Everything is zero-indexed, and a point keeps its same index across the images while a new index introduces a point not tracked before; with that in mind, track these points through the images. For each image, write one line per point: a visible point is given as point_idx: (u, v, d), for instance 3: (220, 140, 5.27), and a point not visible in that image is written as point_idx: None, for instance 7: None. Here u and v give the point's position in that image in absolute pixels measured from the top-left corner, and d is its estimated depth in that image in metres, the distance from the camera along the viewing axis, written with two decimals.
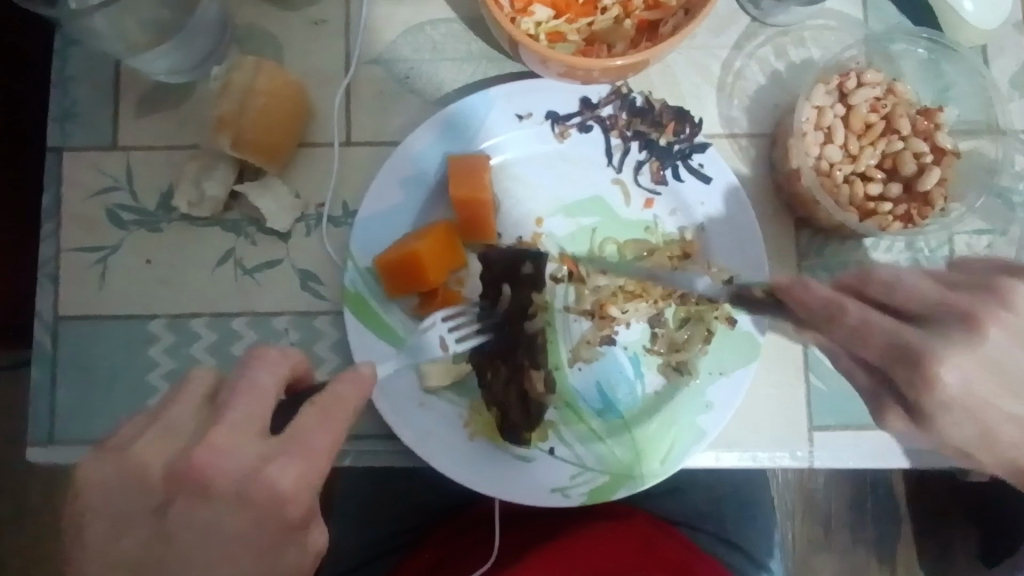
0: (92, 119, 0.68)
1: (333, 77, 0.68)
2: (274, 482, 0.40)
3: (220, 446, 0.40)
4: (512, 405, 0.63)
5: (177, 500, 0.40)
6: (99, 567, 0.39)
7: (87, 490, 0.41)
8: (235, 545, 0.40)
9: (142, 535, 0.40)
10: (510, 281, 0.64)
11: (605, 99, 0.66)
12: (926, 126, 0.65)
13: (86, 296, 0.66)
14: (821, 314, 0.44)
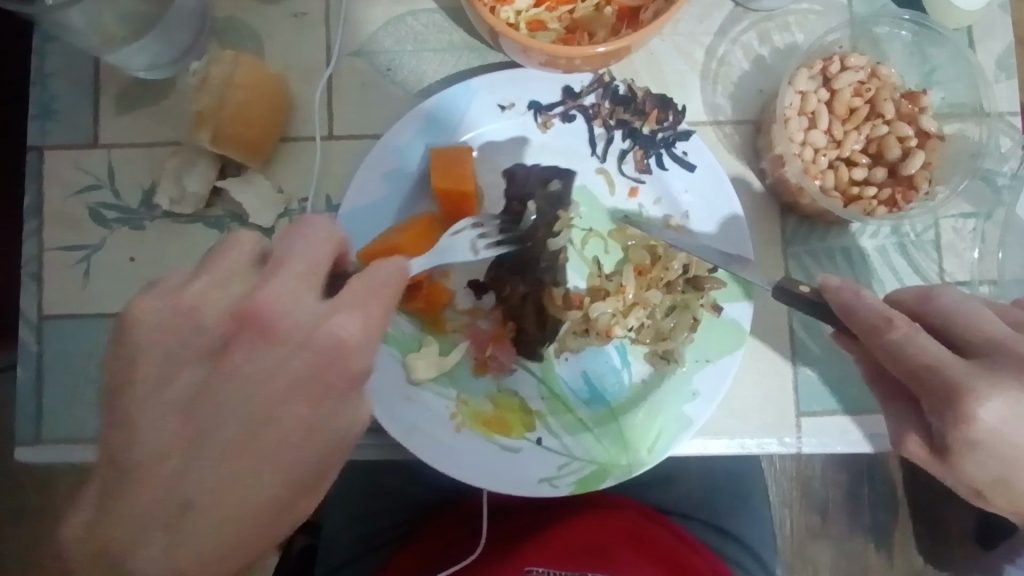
0: (72, 116, 0.68)
1: (315, 70, 0.68)
2: (338, 329, 0.39)
3: (282, 294, 0.38)
4: (531, 317, 0.65)
5: (235, 341, 0.38)
6: (149, 413, 0.37)
7: (124, 367, 0.38)
8: (293, 391, 0.38)
9: (194, 381, 0.38)
10: (532, 195, 0.65)
11: (588, 87, 0.66)
12: (911, 109, 0.64)
13: (70, 294, 0.66)
14: (869, 329, 0.46)
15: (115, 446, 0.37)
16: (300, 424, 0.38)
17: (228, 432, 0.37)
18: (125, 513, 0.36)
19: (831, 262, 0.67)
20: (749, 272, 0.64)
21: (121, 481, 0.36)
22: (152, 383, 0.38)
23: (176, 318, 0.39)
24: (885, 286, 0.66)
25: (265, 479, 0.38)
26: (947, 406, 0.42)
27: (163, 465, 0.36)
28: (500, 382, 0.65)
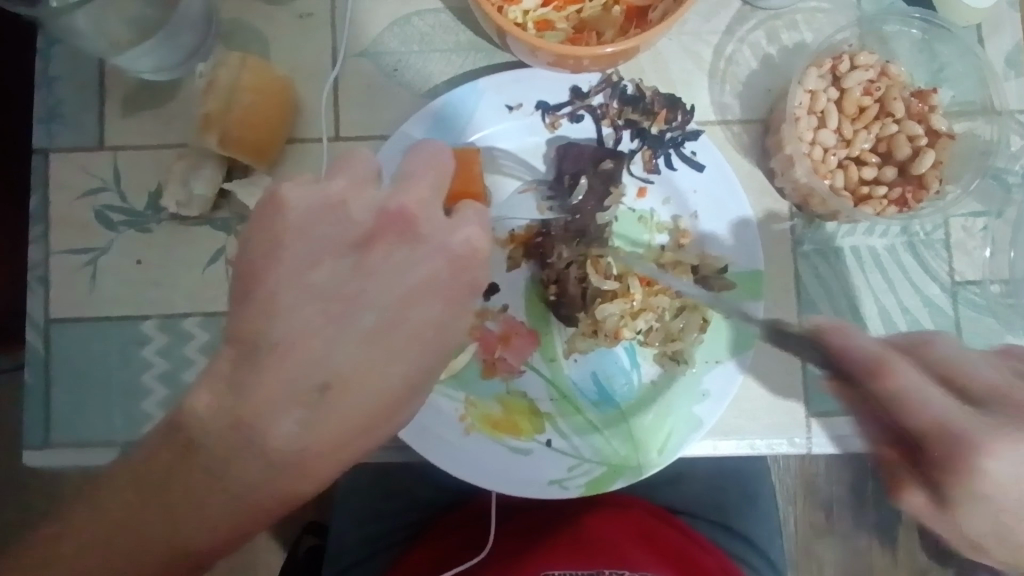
0: (78, 119, 0.67)
1: (320, 71, 0.67)
2: (466, 239, 0.47)
3: (419, 201, 0.47)
4: (572, 282, 0.65)
5: (379, 241, 0.46)
6: (299, 293, 0.44)
7: (273, 253, 0.45)
8: (429, 286, 0.46)
9: (340, 270, 0.45)
10: (584, 172, 0.65)
11: (596, 87, 0.65)
12: (921, 108, 0.64)
13: (77, 298, 0.66)
14: (862, 373, 0.43)
15: (262, 327, 0.43)
16: (429, 320, 0.46)
17: (373, 314, 0.45)
18: (270, 385, 0.43)
19: (841, 262, 0.67)
20: (757, 272, 0.64)
21: (268, 353, 0.43)
22: (298, 270, 0.45)
23: (318, 213, 0.46)
24: (895, 285, 0.66)
25: (396, 366, 0.45)
26: (955, 454, 0.39)
27: (311, 338, 0.44)
28: (508, 384, 0.65)
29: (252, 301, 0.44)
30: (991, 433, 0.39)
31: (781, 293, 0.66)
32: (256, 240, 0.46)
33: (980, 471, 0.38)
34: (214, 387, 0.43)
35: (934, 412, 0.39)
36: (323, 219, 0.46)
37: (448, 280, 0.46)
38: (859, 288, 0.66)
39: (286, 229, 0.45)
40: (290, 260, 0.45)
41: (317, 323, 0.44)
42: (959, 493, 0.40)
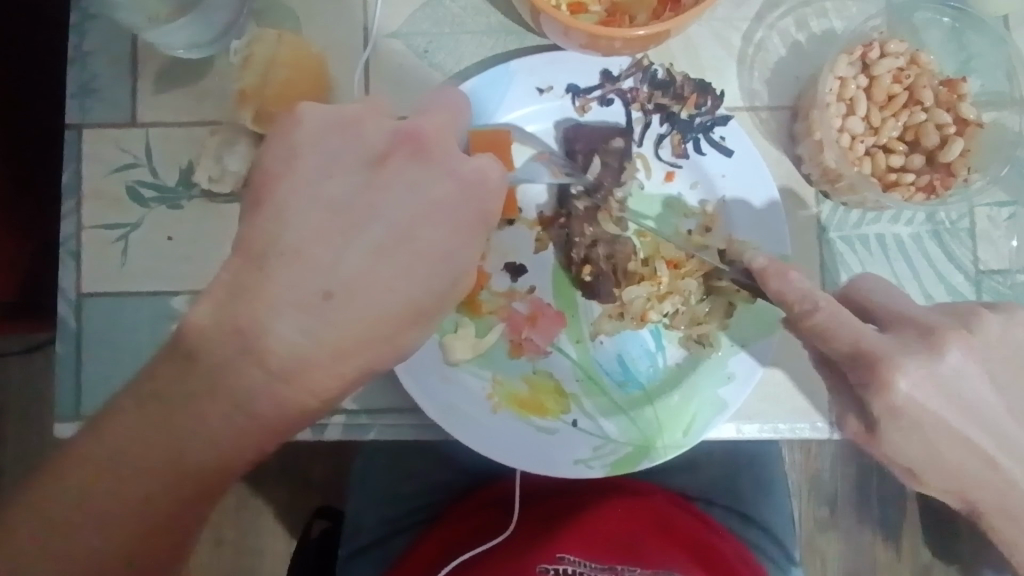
0: (111, 95, 0.68)
1: (352, 52, 0.68)
2: (482, 167, 0.49)
3: (438, 127, 0.49)
4: (601, 263, 0.66)
5: (392, 157, 0.48)
6: (309, 201, 0.47)
7: (283, 164, 0.47)
8: (436, 211, 0.48)
9: (350, 185, 0.47)
10: (596, 150, 0.65)
11: (626, 71, 0.66)
12: (949, 96, 0.64)
13: (108, 273, 0.66)
14: (799, 311, 0.51)
15: (269, 229, 0.46)
16: (436, 240, 0.48)
17: (380, 229, 0.47)
18: (273, 291, 0.45)
19: (866, 250, 0.67)
20: (785, 257, 0.64)
21: (272, 260, 0.45)
22: (307, 178, 0.47)
23: (332, 126, 0.48)
24: (920, 274, 0.67)
25: (396, 288, 0.47)
26: (869, 373, 0.48)
27: (317, 250, 0.46)
28: (534, 364, 0.65)
29: (264, 205, 0.47)
30: (901, 356, 0.48)
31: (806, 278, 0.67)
32: (270, 152, 0.48)
33: (890, 387, 0.48)
34: (219, 294, 0.45)
35: (851, 336, 0.49)
36: (337, 132, 0.48)
37: (457, 208, 0.48)
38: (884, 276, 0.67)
39: (301, 139, 0.48)
40: (305, 168, 0.47)
41: (322, 234, 0.46)
42: (877, 408, 0.49)
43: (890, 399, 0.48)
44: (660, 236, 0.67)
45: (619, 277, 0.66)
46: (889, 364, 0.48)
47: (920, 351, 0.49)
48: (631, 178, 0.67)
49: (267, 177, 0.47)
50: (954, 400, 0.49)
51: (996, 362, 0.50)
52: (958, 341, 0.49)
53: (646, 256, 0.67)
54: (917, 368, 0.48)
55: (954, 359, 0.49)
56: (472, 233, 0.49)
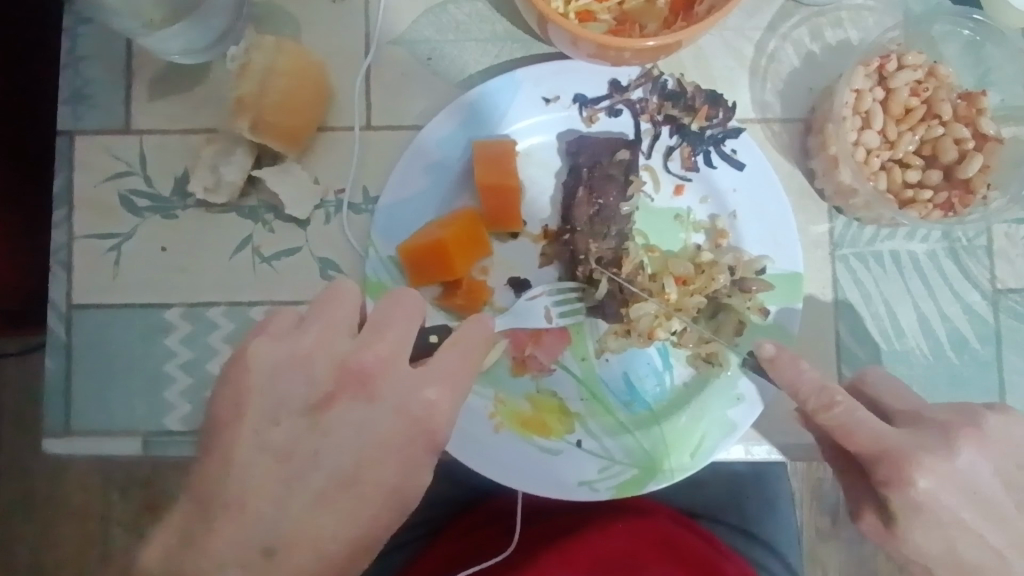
0: (104, 101, 0.66)
1: (352, 59, 0.66)
2: (429, 401, 0.45)
3: (380, 358, 0.45)
4: (604, 283, 0.63)
5: (339, 398, 0.44)
6: (250, 449, 0.42)
7: (221, 412, 0.43)
8: (379, 451, 0.43)
9: (294, 435, 0.43)
10: (602, 162, 0.63)
11: (635, 81, 0.64)
12: (968, 111, 0.62)
13: (100, 285, 0.64)
14: (815, 404, 0.53)
15: (211, 482, 0.41)
16: (385, 485, 0.43)
17: (324, 478, 0.42)
18: (217, 552, 0.39)
19: (880, 268, 0.65)
20: (797, 274, 0.63)
21: (218, 515, 0.40)
22: (252, 425, 0.43)
23: (285, 368, 0.44)
24: (935, 292, 0.65)
25: (331, 535, 0.42)
26: (890, 469, 0.49)
27: (267, 475, 0.41)
28: (538, 382, 0.63)
29: (216, 449, 0.42)
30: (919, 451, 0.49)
31: (817, 295, 0.65)
32: (224, 397, 0.44)
33: (910, 483, 0.48)
34: (172, 534, 0.41)
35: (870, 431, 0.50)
36: (279, 377, 0.44)
37: (401, 444, 0.44)
38: (899, 294, 0.65)
39: (244, 384, 0.44)
40: (253, 416, 0.43)
41: (269, 485, 0.41)
42: (897, 504, 0.49)
43: (910, 496, 0.48)
44: (669, 252, 0.65)
45: (626, 293, 0.64)
46: (910, 459, 0.49)
47: (939, 448, 0.49)
48: (640, 193, 0.65)
49: (222, 419, 0.43)
50: (973, 498, 0.49)
51: (1008, 466, 0.51)
52: (972, 440, 0.50)
53: (655, 270, 0.65)
54: (938, 467, 0.49)
55: (969, 459, 0.49)
56: (397, 450, 0.44)
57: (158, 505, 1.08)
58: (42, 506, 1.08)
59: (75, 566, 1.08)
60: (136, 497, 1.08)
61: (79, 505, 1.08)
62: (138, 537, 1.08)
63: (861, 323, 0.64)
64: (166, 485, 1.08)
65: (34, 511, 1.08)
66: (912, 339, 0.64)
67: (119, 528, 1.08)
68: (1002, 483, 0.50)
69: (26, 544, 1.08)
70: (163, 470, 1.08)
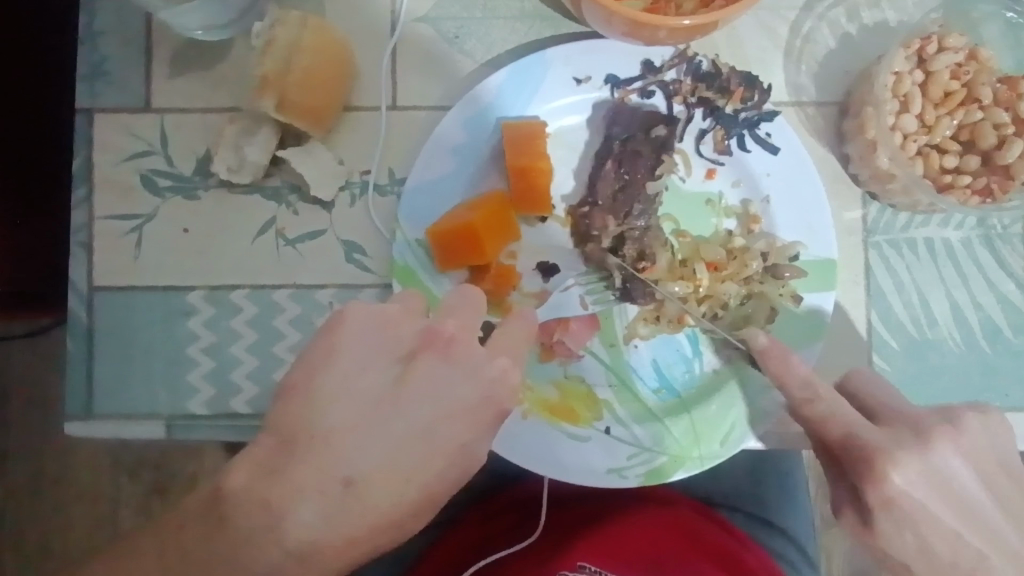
0: (123, 78, 0.64)
1: (377, 37, 0.64)
2: (503, 371, 0.43)
3: (459, 327, 0.43)
4: (628, 261, 0.63)
5: (422, 355, 0.42)
6: (338, 392, 0.41)
7: (312, 355, 0.42)
8: (456, 410, 0.42)
9: (378, 387, 0.42)
10: (636, 138, 0.62)
11: (669, 62, 0.63)
12: (1009, 95, 0.61)
13: (121, 266, 0.63)
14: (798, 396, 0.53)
15: (298, 416, 0.40)
16: (455, 443, 0.42)
17: (405, 429, 0.41)
18: (300, 480, 0.39)
19: (914, 255, 0.64)
20: (831, 261, 0.62)
21: (305, 448, 0.40)
22: (341, 370, 0.42)
23: (370, 325, 0.43)
24: (969, 280, 0.64)
25: (403, 483, 0.41)
26: (863, 466, 0.48)
27: (351, 417, 0.41)
28: (566, 369, 0.63)
29: (303, 388, 0.41)
30: (894, 446, 0.48)
31: (849, 283, 0.64)
32: (315, 343, 0.43)
33: (884, 480, 0.47)
34: (255, 462, 0.40)
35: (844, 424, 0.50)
36: (370, 329, 0.43)
37: (475, 406, 0.42)
38: (932, 281, 0.64)
39: (339, 332, 0.43)
40: (344, 361, 0.42)
41: (354, 428, 0.40)
42: (872, 502, 0.47)
43: (884, 491, 0.47)
44: (701, 238, 0.64)
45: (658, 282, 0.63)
46: (883, 452, 0.48)
47: (913, 445, 0.48)
48: (670, 177, 0.63)
49: (310, 361, 0.42)
50: (952, 499, 0.47)
51: (991, 466, 0.49)
52: (949, 437, 0.49)
53: (687, 255, 0.64)
54: (911, 462, 0.47)
55: (947, 458, 0.48)
56: (471, 412, 0.42)
57: (166, 486, 1.08)
58: (50, 486, 1.08)
59: (83, 546, 1.07)
60: (144, 479, 1.08)
61: (87, 486, 1.08)
62: (146, 519, 1.08)
63: (893, 311, 0.64)
64: (175, 466, 1.08)
65: (42, 491, 1.07)
66: (945, 328, 0.64)
67: (128, 508, 1.08)
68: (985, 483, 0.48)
69: (34, 524, 1.07)
70: (171, 453, 1.08)
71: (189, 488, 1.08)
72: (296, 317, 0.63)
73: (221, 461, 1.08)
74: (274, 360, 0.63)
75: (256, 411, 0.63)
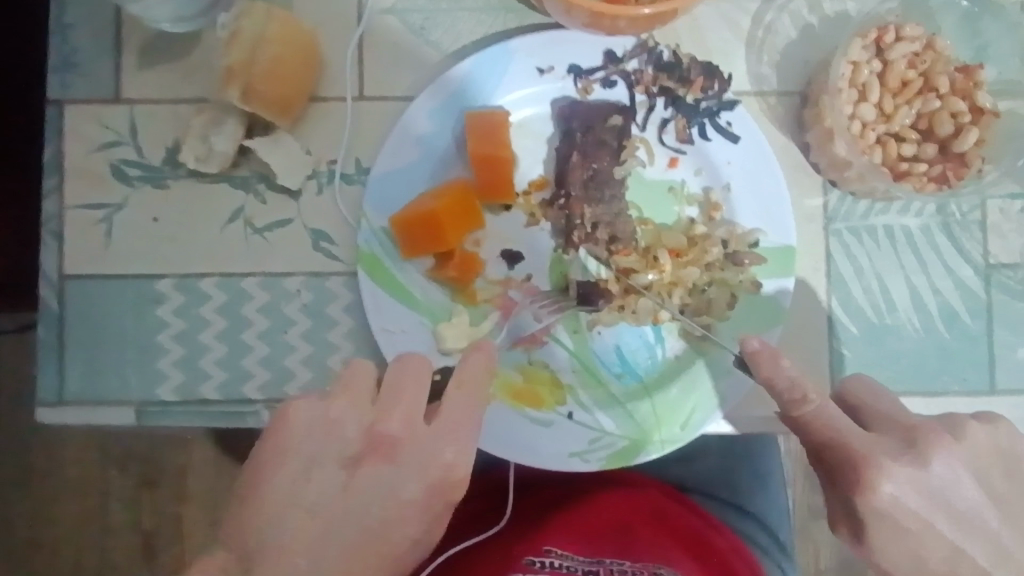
0: (93, 69, 0.65)
1: (343, 28, 0.65)
2: (448, 463, 0.48)
3: (403, 423, 0.47)
4: (600, 244, 0.64)
5: (366, 460, 0.47)
6: (289, 505, 0.46)
7: (263, 468, 0.47)
8: (403, 510, 0.46)
9: (330, 491, 0.46)
10: (595, 128, 0.63)
11: (631, 52, 0.63)
12: (965, 84, 0.62)
13: (92, 256, 0.64)
14: (788, 401, 0.51)
15: (253, 533, 0.45)
16: (406, 538, 0.47)
17: (355, 533, 0.46)
18: None
19: (873, 242, 0.65)
20: (791, 247, 0.63)
21: (260, 564, 0.44)
22: (289, 485, 0.46)
23: (317, 430, 0.47)
24: (928, 267, 0.65)
25: None
26: (854, 477, 0.49)
27: (302, 530, 0.45)
28: (530, 354, 0.63)
29: (256, 506, 0.46)
30: (887, 459, 0.49)
31: (810, 271, 0.65)
32: (265, 454, 0.47)
33: (874, 491, 0.49)
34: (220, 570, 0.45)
35: (841, 433, 0.50)
36: (315, 437, 0.47)
37: (422, 504, 0.47)
38: (891, 268, 0.65)
39: (286, 445, 0.47)
40: (292, 475, 0.46)
41: (306, 539, 0.45)
42: (863, 511, 0.50)
43: (874, 503, 0.49)
44: (664, 226, 0.65)
45: (619, 269, 0.64)
46: (874, 465, 0.49)
47: (903, 454, 0.50)
48: (634, 164, 0.64)
49: (264, 470, 0.47)
50: (936, 505, 0.49)
51: (988, 473, 0.51)
52: (940, 447, 0.50)
53: (650, 241, 0.65)
54: (904, 473, 0.49)
55: (938, 468, 0.50)
56: (418, 506, 0.47)
57: (153, 481, 1.09)
58: (37, 481, 1.08)
59: (73, 540, 1.08)
60: (132, 474, 1.09)
61: (75, 481, 1.09)
62: (134, 513, 1.09)
63: (853, 297, 0.65)
64: (163, 461, 1.09)
65: (28, 485, 1.08)
66: (904, 313, 0.65)
67: (116, 503, 1.09)
68: (978, 491, 0.51)
69: (22, 518, 1.08)
70: (159, 447, 1.09)
71: (177, 482, 1.09)
72: (265, 305, 0.64)
73: (210, 455, 1.09)
74: (243, 348, 0.64)
75: (227, 397, 0.64)
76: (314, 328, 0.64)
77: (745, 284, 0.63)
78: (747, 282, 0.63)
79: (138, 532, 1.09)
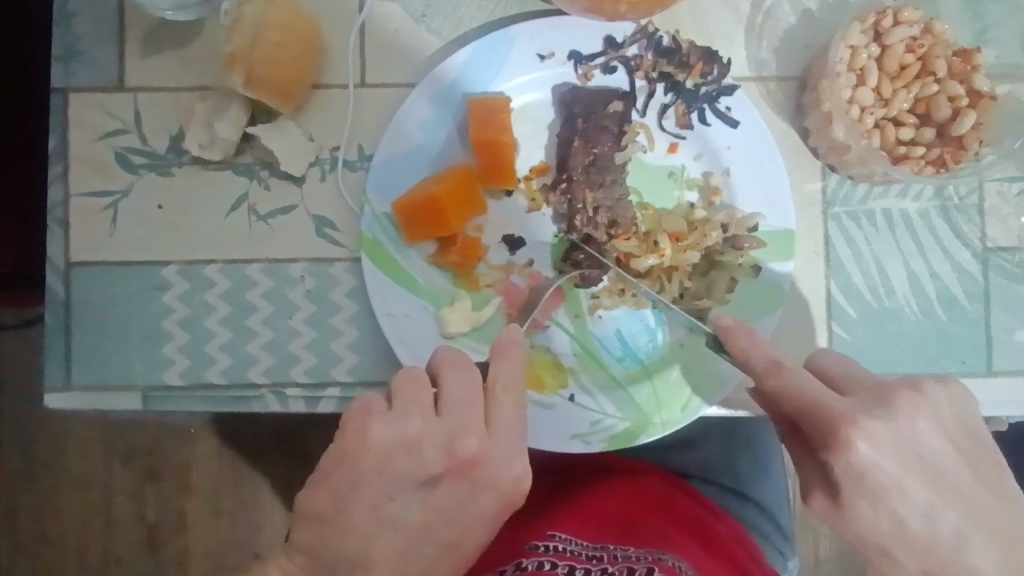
0: (96, 57, 0.65)
1: (346, 16, 0.65)
2: (518, 476, 0.49)
3: (478, 444, 0.48)
4: (601, 228, 0.64)
5: (446, 478, 0.48)
6: (372, 520, 0.49)
7: (341, 483, 0.49)
8: (481, 521, 0.50)
9: (412, 507, 0.49)
10: (596, 114, 0.63)
11: (630, 38, 0.64)
12: (964, 68, 0.62)
13: (97, 242, 0.65)
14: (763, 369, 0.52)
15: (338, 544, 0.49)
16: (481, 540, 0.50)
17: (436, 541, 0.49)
18: None
19: (872, 226, 0.66)
20: (789, 232, 0.63)
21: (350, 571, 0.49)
22: (370, 502, 0.49)
23: (395, 449, 0.48)
24: (928, 251, 0.66)
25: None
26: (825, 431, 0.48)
27: (385, 543, 0.49)
28: (532, 338, 0.64)
29: (339, 520, 0.49)
30: (859, 414, 0.47)
31: (809, 254, 0.65)
32: (343, 471, 0.49)
33: (849, 446, 0.47)
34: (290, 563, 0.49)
35: (808, 390, 0.49)
36: (392, 457, 0.48)
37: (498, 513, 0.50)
38: (890, 252, 0.66)
39: (364, 465, 0.48)
40: (371, 493, 0.48)
41: (391, 548, 0.49)
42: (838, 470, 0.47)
43: (849, 459, 0.46)
44: (664, 210, 0.65)
45: (620, 254, 0.65)
46: (848, 420, 0.47)
47: (878, 412, 0.48)
48: (635, 149, 0.65)
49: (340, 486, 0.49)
50: (911, 462, 0.47)
51: (956, 435, 0.50)
52: (912, 403, 0.49)
53: (651, 225, 0.65)
54: (878, 430, 0.47)
55: (910, 423, 0.48)
56: (491, 514, 0.50)
57: (156, 473, 1.10)
58: (42, 472, 1.09)
59: (77, 531, 1.09)
60: (136, 465, 1.09)
61: (79, 472, 1.09)
62: (138, 504, 1.09)
63: (852, 281, 0.65)
64: (167, 453, 1.09)
65: (34, 477, 1.09)
66: (903, 297, 0.65)
67: (120, 494, 1.09)
68: (948, 448, 0.49)
69: (29, 509, 1.09)
70: (163, 439, 1.09)
71: (180, 474, 1.09)
72: (269, 291, 0.65)
73: (214, 447, 1.09)
74: (247, 333, 0.65)
75: (230, 382, 0.64)
76: (318, 314, 0.65)
77: (743, 265, 0.64)
78: (746, 264, 0.64)
79: (142, 524, 1.09)
